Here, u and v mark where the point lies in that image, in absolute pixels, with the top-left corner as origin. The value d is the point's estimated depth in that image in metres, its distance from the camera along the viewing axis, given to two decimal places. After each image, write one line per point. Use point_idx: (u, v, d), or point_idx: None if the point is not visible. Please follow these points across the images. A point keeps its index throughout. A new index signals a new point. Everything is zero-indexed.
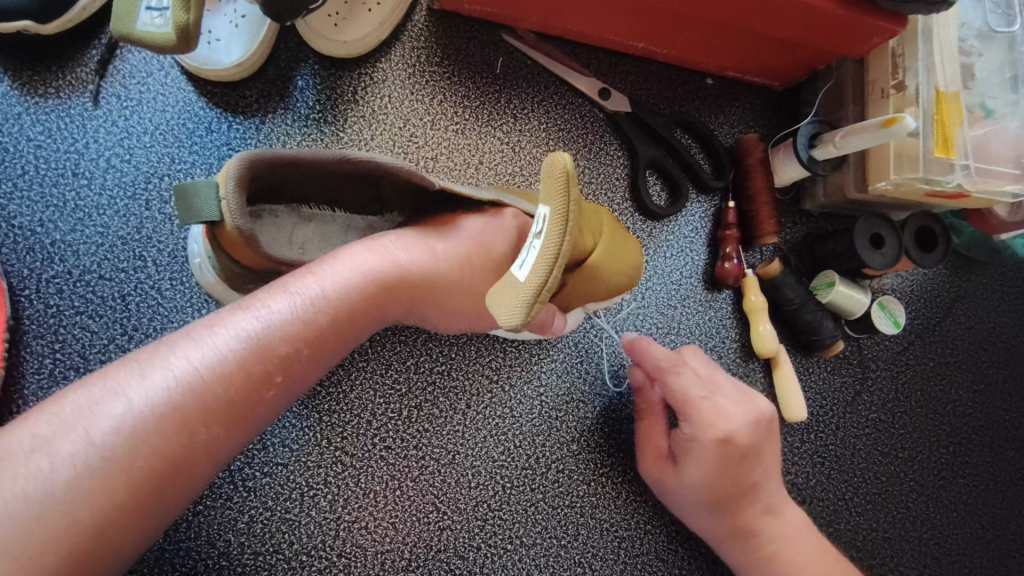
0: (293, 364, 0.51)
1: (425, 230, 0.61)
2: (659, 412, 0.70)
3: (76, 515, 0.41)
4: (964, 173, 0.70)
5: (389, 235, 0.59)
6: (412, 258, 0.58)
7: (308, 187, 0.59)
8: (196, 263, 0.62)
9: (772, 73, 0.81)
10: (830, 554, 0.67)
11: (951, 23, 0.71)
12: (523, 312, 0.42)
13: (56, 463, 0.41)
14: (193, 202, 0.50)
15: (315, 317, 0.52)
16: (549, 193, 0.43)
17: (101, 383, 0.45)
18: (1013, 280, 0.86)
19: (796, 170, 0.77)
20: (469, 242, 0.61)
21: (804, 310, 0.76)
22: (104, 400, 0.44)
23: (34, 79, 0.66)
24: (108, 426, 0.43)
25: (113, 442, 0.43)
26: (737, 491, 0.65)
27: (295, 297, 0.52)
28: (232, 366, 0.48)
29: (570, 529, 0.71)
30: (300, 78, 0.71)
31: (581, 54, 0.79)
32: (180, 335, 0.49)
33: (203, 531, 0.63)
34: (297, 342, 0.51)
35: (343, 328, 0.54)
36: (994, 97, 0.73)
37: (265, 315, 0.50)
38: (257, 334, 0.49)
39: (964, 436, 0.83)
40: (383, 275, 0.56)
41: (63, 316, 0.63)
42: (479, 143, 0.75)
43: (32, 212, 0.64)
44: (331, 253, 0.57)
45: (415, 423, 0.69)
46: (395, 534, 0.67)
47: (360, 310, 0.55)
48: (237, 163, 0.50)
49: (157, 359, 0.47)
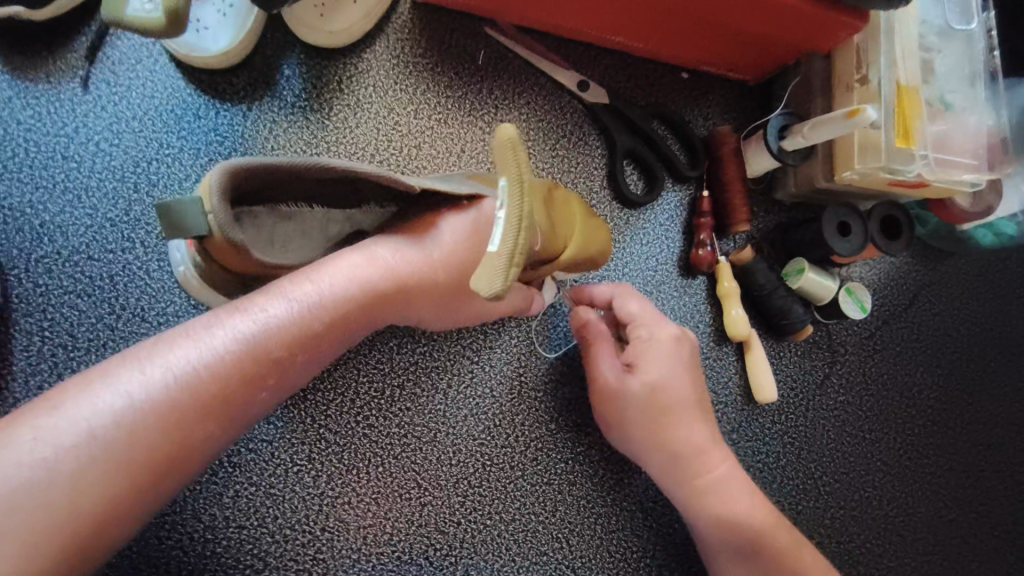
0: (285, 366, 0.52)
1: (419, 240, 0.62)
2: (608, 339, 0.71)
3: (76, 505, 0.43)
4: (924, 164, 0.73)
5: (386, 242, 0.61)
6: (405, 268, 0.60)
7: (291, 189, 0.60)
8: (182, 268, 0.64)
9: (743, 68, 0.84)
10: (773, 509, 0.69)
11: (910, 21, 0.74)
12: (505, 274, 0.43)
13: (58, 453, 0.43)
14: (182, 217, 0.52)
15: (311, 323, 0.53)
16: (506, 166, 0.46)
17: (100, 379, 0.47)
18: (977, 269, 0.90)
19: (767, 160, 0.80)
20: (452, 250, 0.63)
21: (774, 294, 0.79)
22: (105, 394, 0.45)
23: (25, 64, 0.67)
24: (108, 419, 0.45)
25: (113, 434, 0.44)
26: (688, 403, 0.68)
27: (292, 302, 0.53)
28: (230, 365, 0.49)
29: (548, 505, 0.73)
30: (286, 67, 0.73)
31: (561, 47, 0.82)
32: (179, 332, 0.50)
33: (189, 505, 0.65)
34: (291, 346, 0.52)
35: (338, 332, 0.56)
36: (953, 92, 0.76)
37: (262, 318, 0.52)
38: (254, 336, 0.51)
39: (929, 418, 0.86)
40: (382, 282, 0.58)
41: (52, 295, 0.64)
42: (461, 132, 0.78)
43: (22, 193, 0.66)
44: (329, 257, 0.58)
45: (397, 402, 0.71)
46: (378, 509, 0.69)
47: (352, 315, 0.56)
48: (220, 174, 0.52)
49: (155, 355, 0.48)
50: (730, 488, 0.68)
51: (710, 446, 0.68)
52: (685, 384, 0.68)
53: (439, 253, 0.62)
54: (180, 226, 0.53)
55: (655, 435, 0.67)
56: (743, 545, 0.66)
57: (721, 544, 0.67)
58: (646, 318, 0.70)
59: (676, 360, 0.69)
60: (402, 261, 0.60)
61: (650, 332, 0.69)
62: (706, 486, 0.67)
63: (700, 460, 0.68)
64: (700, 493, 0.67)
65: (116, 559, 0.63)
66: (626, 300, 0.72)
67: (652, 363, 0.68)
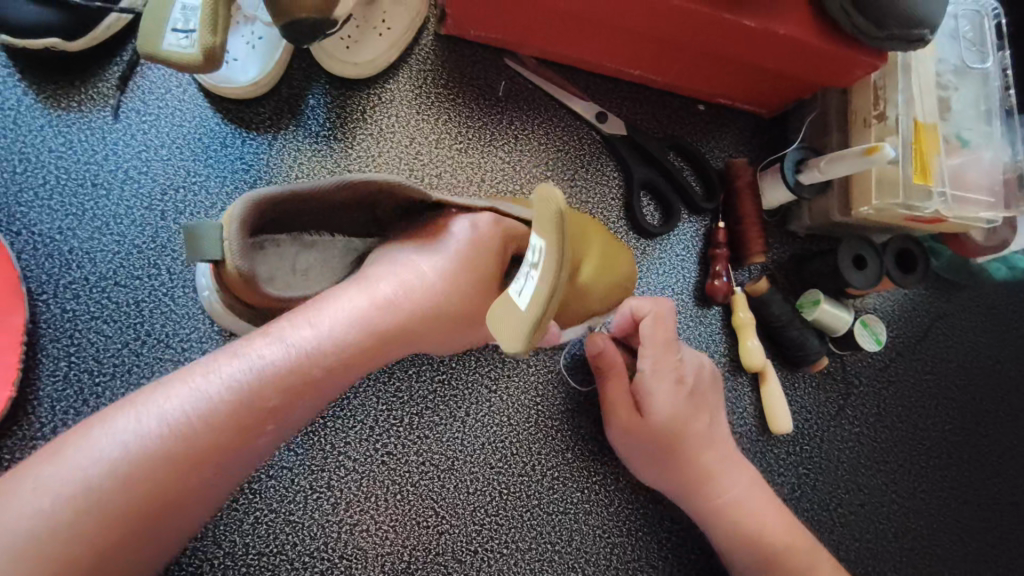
0: (286, 411, 0.49)
1: (418, 270, 0.59)
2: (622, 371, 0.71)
3: (71, 556, 0.40)
4: (941, 201, 0.73)
5: (382, 276, 0.57)
6: (406, 302, 0.56)
7: (316, 217, 0.61)
8: (206, 294, 0.65)
9: (759, 101, 0.85)
10: (792, 525, 0.70)
11: (926, 59, 0.76)
12: (526, 340, 0.43)
13: (54, 502, 0.41)
14: (199, 244, 0.53)
15: (310, 366, 0.50)
16: (541, 215, 0.46)
17: (98, 427, 0.45)
18: (990, 302, 0.90)
19: (783, 193, 0.81)
20: (451, 281, 0.59)
21: (790, 326, 0.80)
22: (102, 441, 0.43)
23: (58, 93, 0.69)
24: (103, 469, 0.42)
25: (108, 482, 0.42)
26: (692, 435, 0.70)
27: (290, 345, 0.50)
28: (225, 411, 0.46)
29: (564, 535, 0.73)
30: (312, 97, 0.75)
31: (581, 79, 0.84)
32: (175, 376, 0.48)
33: (209, 531, 0.65)
34: (289, 391, 0.49)
35: (343, 373, 0.52)
36: (970, 128, 0.77)
37: (259, 362, 0.49)
38: (249, 381, 0.48)
39: (943, 450, 0.86)
40: (385, 321, 0.55)
41: (79, 320, 0.65)
42: (481, 161, 0.79)
43: (52, 220, 0.67)
44: (327, 296, 0.55)
45: (415, 430, 0.72)
46: (395, 537, 0.69)
47: (358, 356, 0.53)
48: (242, 206, 0.53)
49: (150, 400, 0.46)
50: (747, 503, 0.70)
51: (718, 470, 0.70)
52: (684, 417, 0.70)
53: (440, 288, 0.58)
54: (197, 254, 0.54)
55: (674, 465, 0.70)
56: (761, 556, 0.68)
57: (738, 556, 0.69)
58: (653, 345, 0.70)
59: (678, 395, 0.70)
60: (403, 293, 0.57)
61: (654, 357, 0.70)
62: (726, 504, 0.70)
63: (714, 480, 0.70)
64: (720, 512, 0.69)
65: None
66: (645, 318, 0.71)
67: (661, 394, 0.70)
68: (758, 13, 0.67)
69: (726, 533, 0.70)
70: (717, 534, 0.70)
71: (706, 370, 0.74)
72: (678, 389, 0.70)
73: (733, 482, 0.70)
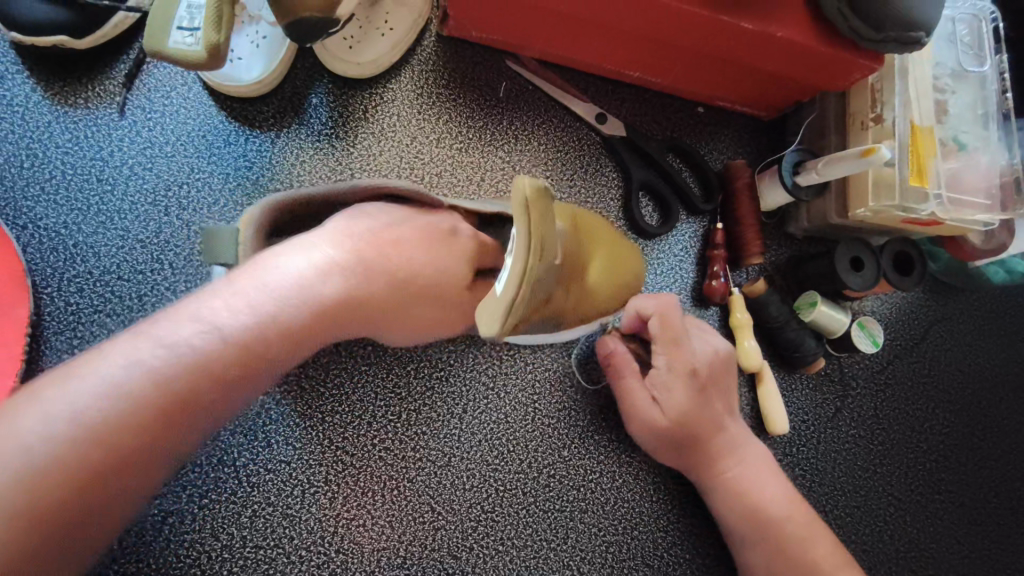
0: (233, 383, 0.47)
1: (365, 239, 0.56)
2: (630, 372, 0.72)
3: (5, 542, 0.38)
4: (937, 203, 0.74)
5: (333, 237, 0.55)
6: (355, 273, 0.54)
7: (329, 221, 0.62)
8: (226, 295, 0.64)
9: (758, 104, 0.86)
10: (796, 503, 0.71)
11: (924, 62, 0.76)
12: (499, 325, 0.50)
13: None
14: (218, 249, 0.55)
15: (258, 334, 0.48)
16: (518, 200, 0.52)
17: (25, 403, 0.41)
18: (987, 306, 0.90)
19: (781, 195, 0.81)
20: (406, 255, 0.58)
21: (787, 327, 0.80)
22: (29, 421, 0.40)
23: (65, 90, 0.70)
24: (33, 452, 0.39)
25: (40, 465, 0.39)
26: (703, 423, 0.70)
27: (235, 312, 0.48)
28: (161, 389, 0.44)
29: (559, 532, 0.74)
30: (315, 96, 0.76)
31: (581, 81, 0.84)
32: (108, 347, 0.45)
33: (207, 523, 0.66)
34: (237, 362, 0.47)
35: (291, 341, 0.51)
36: (967, 132, 0.78)
37: (202, 331, 0.46)
38: (191, 352, 0.45)
39: (940, 453, 0.86)
40: (336, 290, 0.53)
41: (82, 314, 0.66)
42: (481, 161, 0.79)
43: (58, 214, 0.68)
44: (274, 254, 0.52)
45: (413, 426, 0.72)
46: (392, 533, 0.70)
47: (308, 326, 0.51)
48: (259, 209, 0.55)
49: (84, 374, 0.43)
50: (753, 476, 0.71)
51: (725, 450, 0.71)
52: (697, 407, 0.69)
53: (396, 258, 0.57)
54: (214, 260, 0.56)
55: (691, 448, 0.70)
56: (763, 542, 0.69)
57: (743, 537, 0.70)
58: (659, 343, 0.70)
59: (687, 386, 0.69)
60: (351, 266, 0.54)
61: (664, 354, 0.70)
62: (732, 481, 0.71)
63: (720, 456, 0.71)
64: (725, 487, 0.71)
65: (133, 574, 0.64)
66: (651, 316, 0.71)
67: (676, 388, 0.69)
68: (758, 15, 0.67)
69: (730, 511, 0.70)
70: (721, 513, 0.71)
71: (722, 356, 0.73)
72: (690, 385, 0.69)
73: (741, 459, 0.72)
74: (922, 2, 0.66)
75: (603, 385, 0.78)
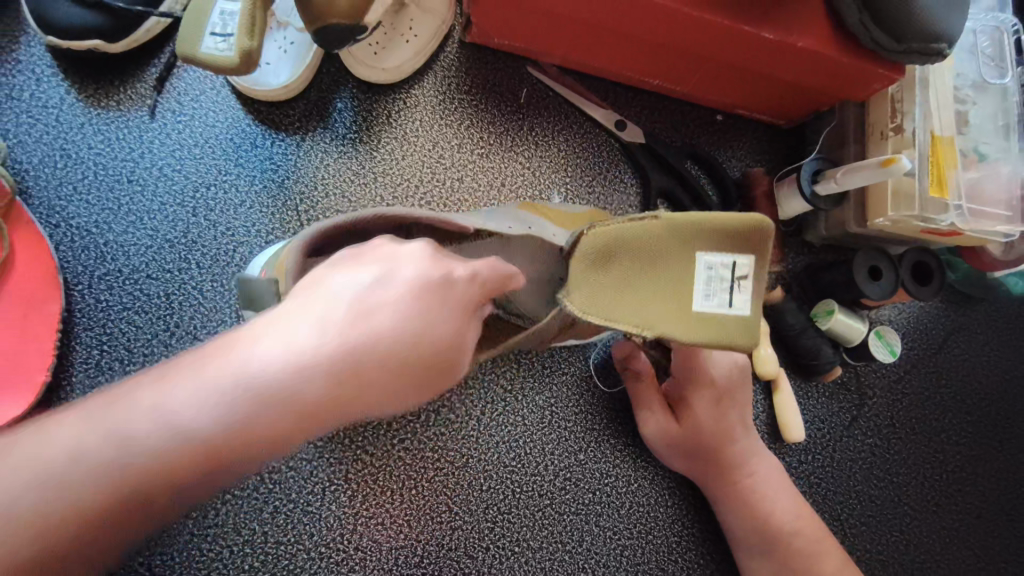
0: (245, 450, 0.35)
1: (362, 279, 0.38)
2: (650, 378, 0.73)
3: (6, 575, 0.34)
4: (957, 214, 0.74)
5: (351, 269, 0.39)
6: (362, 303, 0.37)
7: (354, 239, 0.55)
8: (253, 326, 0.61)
9: (777, 112, 0.86)
10: (806, 510, 0.72)
11: (945, 73, 0.76)
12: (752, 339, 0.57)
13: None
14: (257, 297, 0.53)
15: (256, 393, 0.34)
16: (723, 231, 0.56)
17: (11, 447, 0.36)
18: (1007, 316, 0.90)
19: (799, 204, 0.81)
20: (409, 306, 0.38)
21: (804, 335, 0.80)
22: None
23: (98, 93, 0.72)
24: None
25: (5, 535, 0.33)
26: (717, 431, 0.71)
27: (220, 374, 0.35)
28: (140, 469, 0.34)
29: (575, 535, 0.74)
30: (339, 101, 0.77)
31: (601, 88, 0.85)
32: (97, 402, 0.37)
33: (229, 518, 0.67)
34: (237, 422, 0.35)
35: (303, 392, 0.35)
36: (987, 143, 0.78)
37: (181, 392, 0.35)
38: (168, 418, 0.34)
39: (958, 464, 0.86)
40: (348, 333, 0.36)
41: (112, 310, 0.68)
42: (502, 166, 0.80)
43: (89, 214, 0.69)
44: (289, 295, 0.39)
45: (432, 427, 0.73)
46: (409, 532, 0.70)
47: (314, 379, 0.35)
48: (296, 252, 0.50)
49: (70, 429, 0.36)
50: (765, 484, 0.72)
51: (740, 458, 0.72)
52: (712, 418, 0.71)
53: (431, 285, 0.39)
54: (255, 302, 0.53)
55: (711, 454, 0.71)
56: (773, 549, 0.70)
57: (756, 545, 0.71)
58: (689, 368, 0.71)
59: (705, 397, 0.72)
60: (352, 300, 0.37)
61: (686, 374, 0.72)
62: (745, 490, 0.71)
63: (735, 464, 0.71)
64: (739, 494, 0.71)
65: (158, 564, 0.66)
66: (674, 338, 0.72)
67: (696, 399, 0.72)
68: (780, 26, 0.68)
69: (743, 518, 0.71)
70: (734, 521, 0.72)
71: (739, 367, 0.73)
72: (706, 395, 0.72)
73: (755, 465, 0.72)
74: (944, 15, 0.66)
75: (618, 389, 0.79)
